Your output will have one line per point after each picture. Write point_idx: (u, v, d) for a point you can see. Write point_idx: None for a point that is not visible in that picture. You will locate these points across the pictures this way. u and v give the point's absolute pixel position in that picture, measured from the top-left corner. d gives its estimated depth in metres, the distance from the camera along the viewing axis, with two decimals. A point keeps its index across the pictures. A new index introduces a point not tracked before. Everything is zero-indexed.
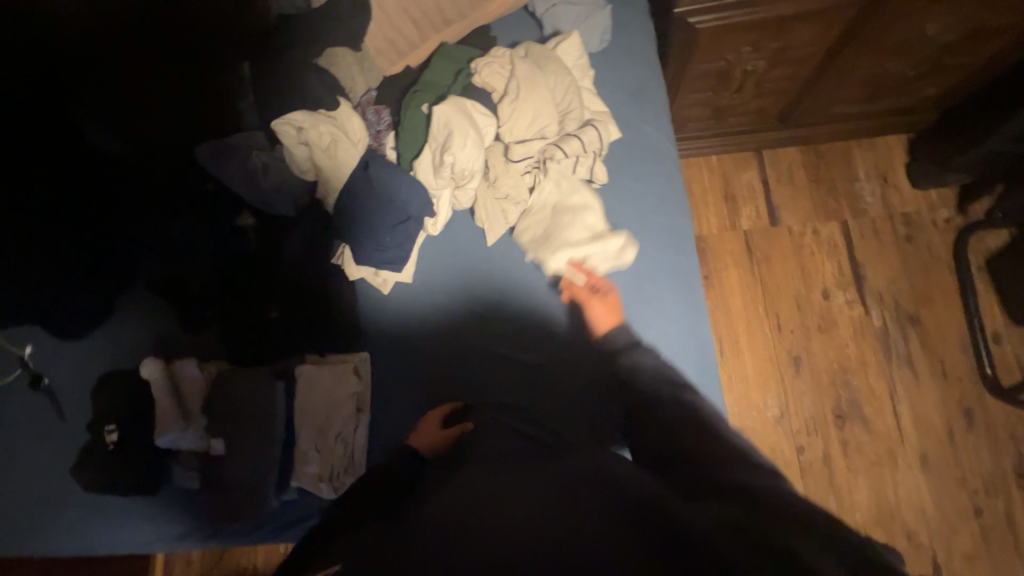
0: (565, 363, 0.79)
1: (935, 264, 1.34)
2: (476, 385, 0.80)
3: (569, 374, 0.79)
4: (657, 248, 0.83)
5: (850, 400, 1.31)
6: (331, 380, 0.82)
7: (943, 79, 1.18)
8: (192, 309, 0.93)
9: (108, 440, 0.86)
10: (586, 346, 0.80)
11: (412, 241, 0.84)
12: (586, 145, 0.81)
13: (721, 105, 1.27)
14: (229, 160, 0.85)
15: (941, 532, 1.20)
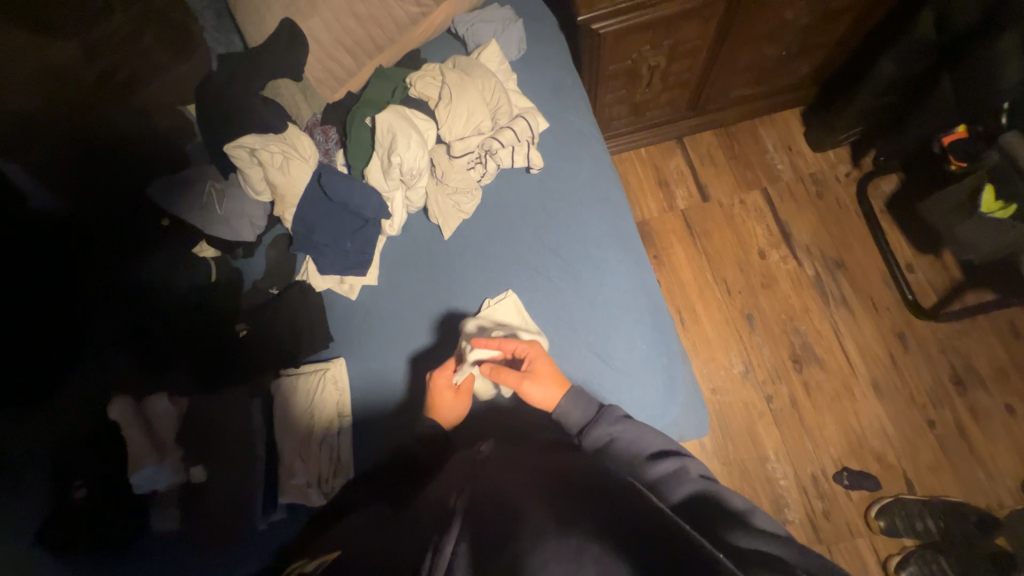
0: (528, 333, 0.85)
1: (846, 213, 1.51)
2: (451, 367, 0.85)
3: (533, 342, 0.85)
4: (597, 216, 0.91)
5: (802, 344, 1.43)
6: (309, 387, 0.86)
7: (813, 57, 1.39)
8: (154, 349, 0.90)
9: (77, 496, 0.82)
10: (548, 313, 0.87)
11: (373, 244, 0.90)
12: (519, 135, 0.91)
13: (637, 101, 1.43)
14: (185, 193, 0.90)
15: (904, 450, 1.30)
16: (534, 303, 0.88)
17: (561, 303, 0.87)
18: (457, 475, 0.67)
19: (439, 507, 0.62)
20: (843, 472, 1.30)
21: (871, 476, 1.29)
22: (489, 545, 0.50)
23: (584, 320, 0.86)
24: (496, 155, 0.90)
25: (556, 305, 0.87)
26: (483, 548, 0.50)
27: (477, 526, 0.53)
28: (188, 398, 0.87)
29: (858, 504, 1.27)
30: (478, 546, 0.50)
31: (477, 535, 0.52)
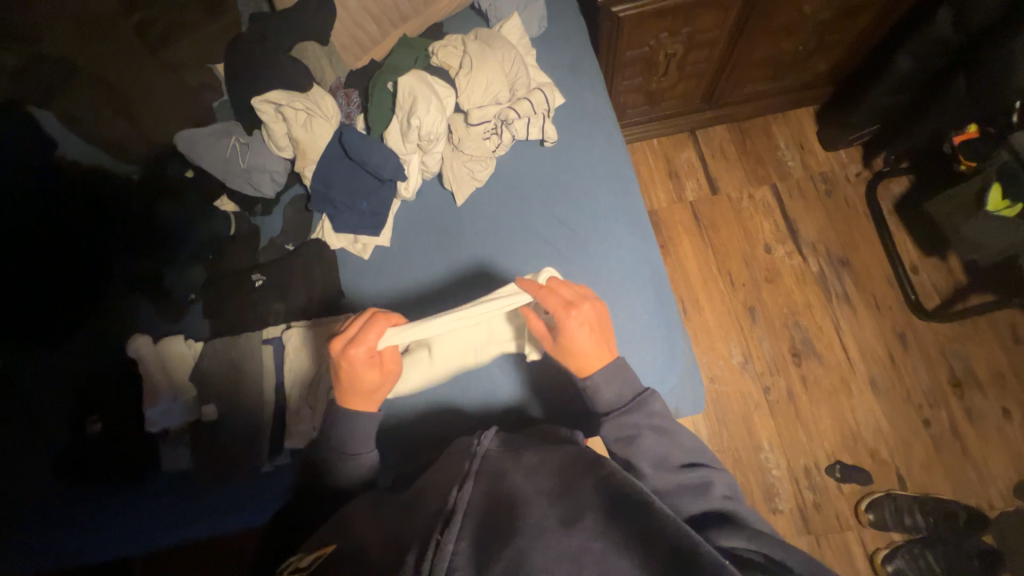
0: None
1: (854, 213, 1.52)
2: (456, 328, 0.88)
3: None
4: (607, 191, 0.94)
5: (802, 339, 1.44)
6: (318, 339, 0.89)
7: (830, 54, 1.40)
8: (173, 296, 0.95)
9: (93, 429, 0.87)
10: None
11: (387, 206, 0.93)
12: (535, 107, 0.93)
13: (653, 90, 1.44)
14: (208, 146, 0.93)
15: (898, 447, 1.31)
16: (541, 270, 0.90)
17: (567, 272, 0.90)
18: (456, 461, 0.70)
19: (443, 490, 0.65)
20: (836, 466, 1.31)
21: (863, 470, 1.30)
22: (492, 538, 0.53)
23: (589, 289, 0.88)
24: (512, 125, 0.93)
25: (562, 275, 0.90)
26: (485, 542, 0.53)
27: (480, 518, 0.57)
28: (203, 342, 0.91)
29: (849, 497, 1.29)
30: (480, 539, 0.54)
31: (481, 527, 0.55)
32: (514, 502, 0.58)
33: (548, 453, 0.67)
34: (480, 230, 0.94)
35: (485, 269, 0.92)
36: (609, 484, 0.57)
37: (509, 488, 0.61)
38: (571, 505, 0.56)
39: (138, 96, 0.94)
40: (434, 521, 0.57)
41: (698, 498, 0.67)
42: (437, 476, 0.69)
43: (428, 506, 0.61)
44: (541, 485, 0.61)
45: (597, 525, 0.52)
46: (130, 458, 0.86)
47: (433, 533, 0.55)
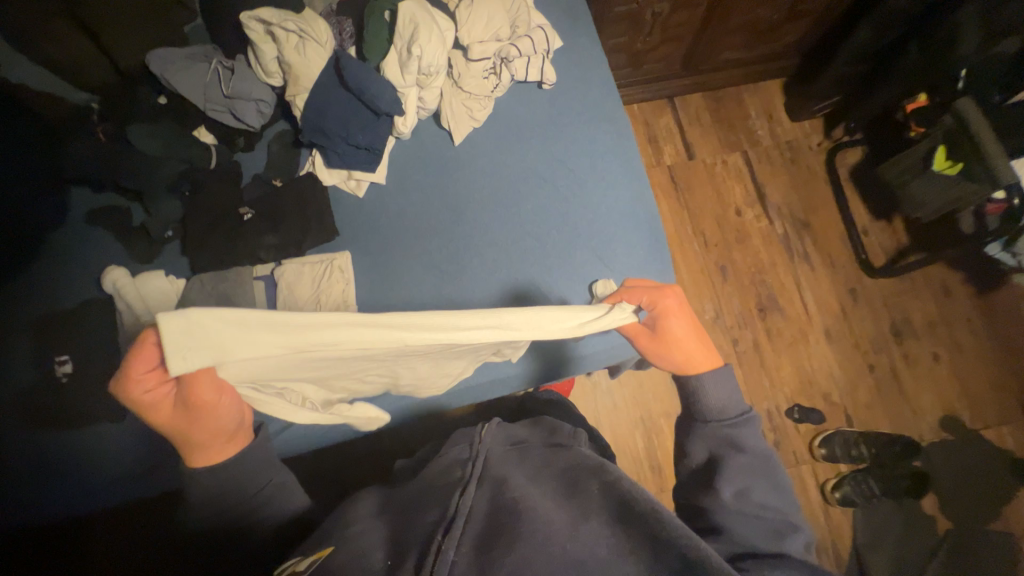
0: (533, 240, 0.90)
1: (815, 179, 1.64)
2: (457, 265, 0.89)
3: (539, 248, 0.90)
4: (604, 133, 0.96)
5: (767, 295, 1.55)
6: (314, 277, 0.87)
7: (800, 25, 1.48)
8: (141, 239, 0.90)
9: (61, 371, 0.83)
10: (553, 220, 0.91)
11: (383, 141, 0.91)
12: (536, 45, 0.94)
13: (636, 51, 1.47)
14: (184, 70, 0.87)
15: (847, 390, 1.46)
16: (538, 210, 0.92)
17: (567, 211, 0.92)
18: (454, 467, 0.66)
19: (434, 491, 0.62)
20: (795, 408, 1.44)
21: (817, 411, 1.44)
22: (497, 541, 0.51)
23: (586, 231, 0.91)
24: (512, 63, 0.92)
25: (564, 214, 0.92)
26: (486, 545, 0.51)
27: (482, 524, 0.54)
28: (186, 279, 0.87)
29: (804, 435, 1.42)
30: (483, 545, 0.51)
31: (483, 530, 0.53)
32: (516, 503, 0.55)
33: (556, 461, 0.66)
34: (476, 170, 0.94)
35: (482, 210, 0.92)
36: (616, 490, 0.57)
37: (509, 490, 0.58)
38: (578, 512, 0.55)
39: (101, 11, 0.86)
40: (433, 526, 0.54)
41: (770, 540, 0.61)
42: (431, 484, 0.65)
43: (426, 510, 0.58)
44: (545, 490, 0.59)
45: (606, 534, 0.52)
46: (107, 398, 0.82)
47: (433, 535, 0.53)
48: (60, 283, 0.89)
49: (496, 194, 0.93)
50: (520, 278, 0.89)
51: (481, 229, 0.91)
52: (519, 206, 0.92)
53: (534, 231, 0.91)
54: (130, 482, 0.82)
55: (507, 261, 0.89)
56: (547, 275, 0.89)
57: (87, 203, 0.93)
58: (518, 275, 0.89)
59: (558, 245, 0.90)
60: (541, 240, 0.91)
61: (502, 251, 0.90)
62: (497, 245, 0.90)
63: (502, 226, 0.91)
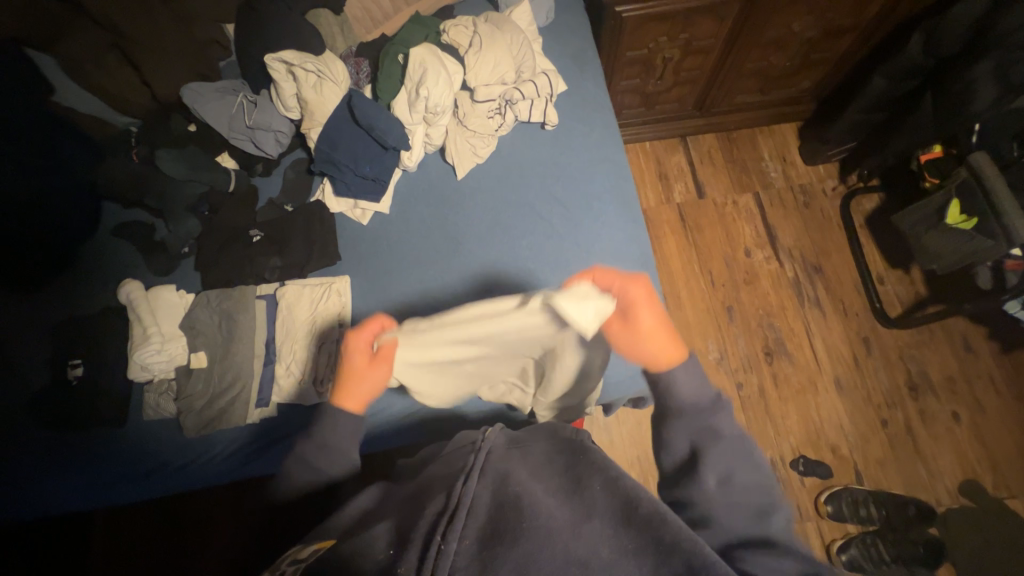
0: (525, 273, 0.93)
1: (828, 223, 1.61)
2: (451, 294, 0.92)
3: (531, 281, 0.92)
4: (602, 173, 0.98)
5: (775, 339, 1.51)
6: (313, 297, 0.91)
7: (813, 72, 1.49)
8: (159, 254, 0.96)
9: (74, 374, 0.89)
10: (542, 254, 0.94)
11: (389, 173, 0.96)
12: (539, 89, 0.98)
13: (648, 93, 1.51)
14: (213, 102, 0.95)
15: (857, 443, 1.39)
16: (534, 245, 0.94)
17: (558, 247, 0.93)
18: (458, 455, 0.62)
19: (439, 475, 0.59)
20: (800, 459, 1.38)
21: (825, 464, 1.37)
22: (500, 539, 0.47)
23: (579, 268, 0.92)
24: (516, 105, 0.98)
25: (556, 251, 0.94)
26: (490, 539, 0.48)
27: (484, 518, 0.50)
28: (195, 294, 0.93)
29: (810, 490, 1.35)
30: (484, 542, 0.48)
31: (486, 525, 0.49)
32: (518, 499, 0.51)
33: (556, 452, 0.62)
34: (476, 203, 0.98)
35: (479, 242, 0.95)
36: (621, 488, 0.53)
37: (513, 479, 0.55)
38: (584, 512, 0.51)
39: (146, 48, 0.95)
40: (433, 513, 0.51)
41: (761, 524, 0.56)
42: (435, 471, 0.60)
43: (428, 498, 0.54)
44: (549, 483, 0.55)
45: (606, 540, 0.49)
46: (108, 403, 0.87)
47: (436, 524, 0.49)
48: (85, 291, 0.96)
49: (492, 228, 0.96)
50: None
51: (476, 260, 0.94)
52: (513, 240, 0.95)
53: (527, 265, 0.93)
54: (121, 485, 0.85)
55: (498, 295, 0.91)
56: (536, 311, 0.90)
57: (118, 219, 1.01)
58: None
59: (549, 280, 0.92)
60: (532, 274, 0.93)
61: (494, 285, 0.92)
62: (491, 277, 0.93)
63: (498, 259, 0.94)
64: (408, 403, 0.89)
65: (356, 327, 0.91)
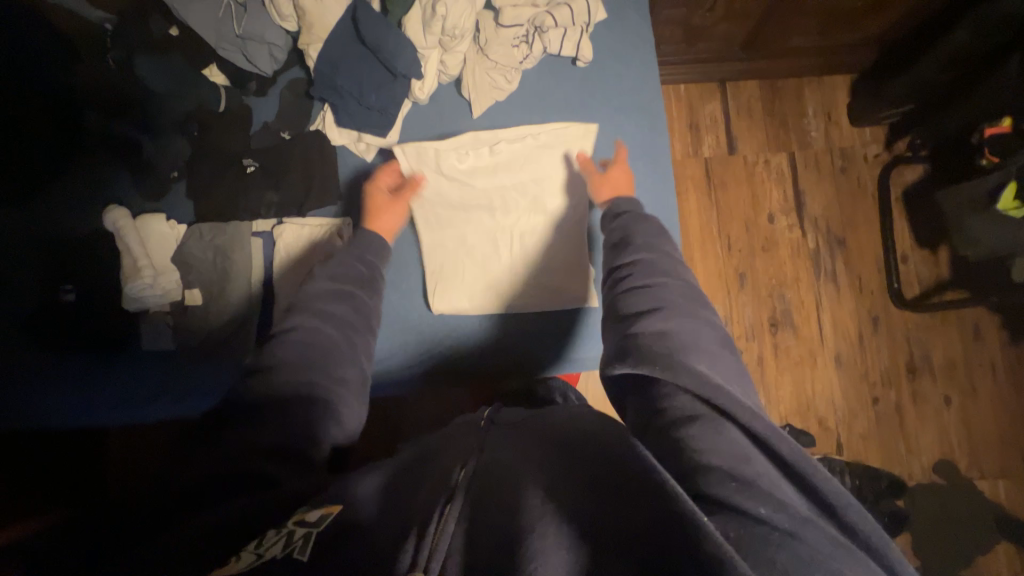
0: (532, 224, 0.87)
1: (861, 194, 1.51)
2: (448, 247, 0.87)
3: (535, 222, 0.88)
4: (632, 125, 0.88)
5: (783, 310, 1.48)
6: (349, 268, 0.81)
7: (885, 15, 1.30)
8: (145, 176, 0.88)
9: (66, 299, 0.85)
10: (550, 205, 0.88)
11: (398, 106, 0.85)
12: (575, 16, 0.84)
13: (692, 26, 1.33)
14: (195, 1, 0.81)
15: (844, 417, 1.42)
16: (547, 202, 0.88)
17: (568, 195, 0.87)
18: (460, 433, 0.64)
19: (442, 454, 0.59)
20: (786, 428, 1.41)
21: (809, 434, 1.41)
22: (493, 518, 0.47)
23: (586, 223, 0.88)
24: (546, 33, 0.84)
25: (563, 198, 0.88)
26: (487, 528, 0.47)
27: (480, 499, 0.50)
28: (187, 227, 0.86)
29: None
30: (482, 521, 0.48)
31: (483, 508, 0.49)
32: (513, 483, 0.51)
33: (552, 426, 0.61)
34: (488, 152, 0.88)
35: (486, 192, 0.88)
36: (611, 455, 0.50)
37: (509, 458, 0.56)
38: (570, 484, 0.49)
39: None
40: (435, 493, 0.51)
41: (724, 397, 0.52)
42: (439, 446, 0.61)
43: (429, 479, 0.55)
44: (541, 457, 0.55)
45: (589, 505, 0.47)
46: (108, 331, 0.85)
47: (435, 505, 0.49)
48: (62, 210, 0.89)
49: (506, 179, 0.88)
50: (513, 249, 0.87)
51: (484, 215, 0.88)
52: (521, 190, 0.88)
53: (540, 215, 0.87)
54: (117, 411, 0.85)
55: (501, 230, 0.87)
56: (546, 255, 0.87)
57: (96, 130, 0.91)
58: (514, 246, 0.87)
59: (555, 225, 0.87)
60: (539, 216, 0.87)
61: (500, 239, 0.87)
62: (494, 225, 0.88)
63: (509, 215, 0.88)
64: (401, 359, 0.85)
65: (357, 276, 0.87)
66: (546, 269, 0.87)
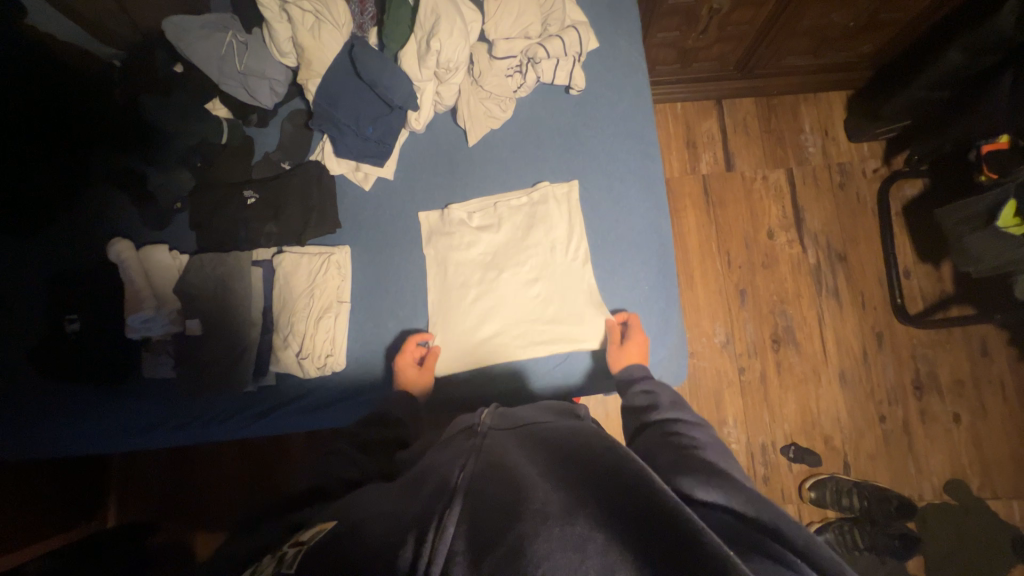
0: (525, 258, 0.88)
1: (861, 209, 1.51)
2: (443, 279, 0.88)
3: (529, 248, 0.88)
4: (626, 151, 0.89)
5: (785, 326, 1.47)
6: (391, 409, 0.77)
7: (878, 35, 1.32)
8: (151, 208, 0.90)
9: (70, 328, 0.87)
10: (544, 239, 0.88)
11: (395, 135, 0.87)
12: (567, 46, 0.86)
13: (686, 47, 1.35)
14: (197, 39, 0.84)
15: (850, 435, 1.40)
16: (538, 238, 0.88)
17: (559, 229, 0.87)
18: (456, 441, 0.62)
19: (441, 459, 0.57)
20: (791, 446, 1.39)
21: (815, 453, 1.39)
22: (495, 521, 0.44)
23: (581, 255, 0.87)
24: (538, 64, 0.85)
25: (555, 232, 0.87)
26: (484, 526, 0.44)
27: (478, 499, 0.48)
28: (188, 256, 0.88)
29: (796, 475, 1.38)
30: (484, 522, 0.45)
31: (481, 507, 0.47)
32: (513, 483, 0.49)
33: (554, 432, 0.60)
34: (488, 224, 0.89)
35: (484, 228, 0.89)
36: (614, 457, 0.49)
37: (510, 464, 0.53)
38: (574, 487, 0.47)
39: None
40: (433, 500, 0.49)
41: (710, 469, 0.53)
42: (436, 452, 0.60)
43: (425, 487, 0.52)
44: (541, 463, 0.53)
45: (590, 506, 0.44)
46: (112, 361, 0.86)
47: (434, 510, 0.47)
48: (67, 240, 0.91)
49: (512, 277, 0.87)
50: (509, 278, 0.87)
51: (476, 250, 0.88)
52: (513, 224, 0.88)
53: (535, 251, 0.88)
54: (118, 438, 0.86)
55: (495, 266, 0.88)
56: (542, 285, 0.87)
57: (101, 162, 0.93)
58: (509, 277, 0.87)
59: (549, 250, 0.87)
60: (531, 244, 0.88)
61: (496, 272, 0.88)
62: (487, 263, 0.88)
63: (501, 250, 0.88)
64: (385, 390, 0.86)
65: (356, 303, 0.88)
66: (540, 298, 0.86)
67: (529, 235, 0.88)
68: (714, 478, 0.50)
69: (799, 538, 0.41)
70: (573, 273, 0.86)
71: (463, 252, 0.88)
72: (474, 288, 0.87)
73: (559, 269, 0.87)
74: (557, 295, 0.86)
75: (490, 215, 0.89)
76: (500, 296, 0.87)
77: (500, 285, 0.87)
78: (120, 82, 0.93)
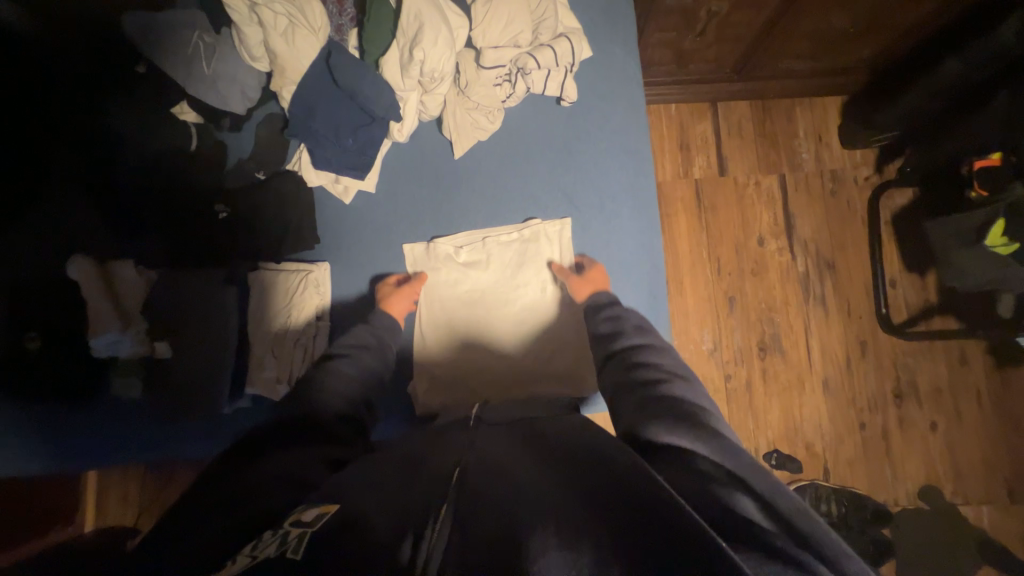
0: (511, 291, 0.85)
1: (851, 217, 1.51)
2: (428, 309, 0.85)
3: (516, 279, 0.85)
4: (618, 166, 0.86)
5: (772, 334, 1.48)
6: (362, 343, 0.76)
7: (877, 41, 1.29)
8: (115, 218, 0.85)
9: (31, 346, 0.81)
10: (531, 267, 0.85)
11: (377, 146, 0.83)
12: (559, 57, 0.82)
13: (682, 49, 1.31)
14: (163, 39, 0.78)
15: (831, 442, 1.42)
16: (526, 267, 0.85)
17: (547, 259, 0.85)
18: (449, 445, 0.61)
19: (438, 461, 0.55)
20: (773, 453, 1.41)
21: (796, 460, 1.41)
22: (491, 521, 0.43)
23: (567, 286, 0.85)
24: (529, 75, 0.81)
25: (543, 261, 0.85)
26: (478, 525, 0.42)
27: (472, 502, 0.46)
28: (156, 273, 0.83)
29: None
30: (478, 520, 0.43)
31: (474, 509, 0.45)
32: (506, 486, 0.48)
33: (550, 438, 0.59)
34: (475, 260, 0.85)
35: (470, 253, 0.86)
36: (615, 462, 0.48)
37: (505, 470, 0.52)
38: (571, 488, 0.46)
39: None
40: (425, 497, 0.47)
41: (681, 409, 0.55)
42: (429, 452, 0.59)
43: (419, 482, 0.51)
44: (538, 469, 0.52)
45: (587, 507, 0.43)
46: (76, 380, 0.82)
47: (429, 509, 0.45)
48: (22, 251, 0.84)
49: (500, 315, 0.85)
50: (495, 311, 0.85)
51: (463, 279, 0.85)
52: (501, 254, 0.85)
53: (521, 281, 0.85)
54: (83, 462, 0.82)
55: (481, 299, 0.85)
56: (528, 317, 0.85)
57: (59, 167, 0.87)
58: (495, 308, 0.85)
59: (536, 281, 0.85)
60: (518, 275, 0.85)
61: (481, 304, 0.85)
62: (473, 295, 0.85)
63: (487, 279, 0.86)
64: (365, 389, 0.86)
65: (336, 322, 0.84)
66: (528, 332, 0.84)
67: (517, 267, 0.85)
68: (685, 426, 0.52)
69: (767, 489, 0.43)
70: (559, 305, 0.85)
71: (448, 291, 0.85)
72: (462, 321, 0.84)
73: (544, 299, 0.85)
74: (543, 324, 0.84)
75: (475, 243, 0.85)
76: (486, 331, 0.84)
77: (487, 318, 0.85)
78: (78, 80, 0.86)
